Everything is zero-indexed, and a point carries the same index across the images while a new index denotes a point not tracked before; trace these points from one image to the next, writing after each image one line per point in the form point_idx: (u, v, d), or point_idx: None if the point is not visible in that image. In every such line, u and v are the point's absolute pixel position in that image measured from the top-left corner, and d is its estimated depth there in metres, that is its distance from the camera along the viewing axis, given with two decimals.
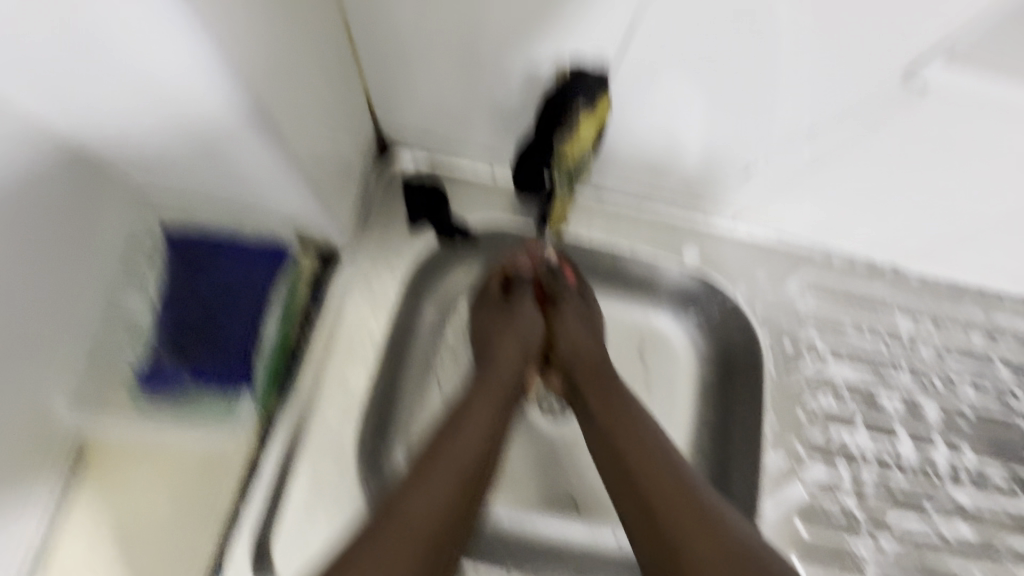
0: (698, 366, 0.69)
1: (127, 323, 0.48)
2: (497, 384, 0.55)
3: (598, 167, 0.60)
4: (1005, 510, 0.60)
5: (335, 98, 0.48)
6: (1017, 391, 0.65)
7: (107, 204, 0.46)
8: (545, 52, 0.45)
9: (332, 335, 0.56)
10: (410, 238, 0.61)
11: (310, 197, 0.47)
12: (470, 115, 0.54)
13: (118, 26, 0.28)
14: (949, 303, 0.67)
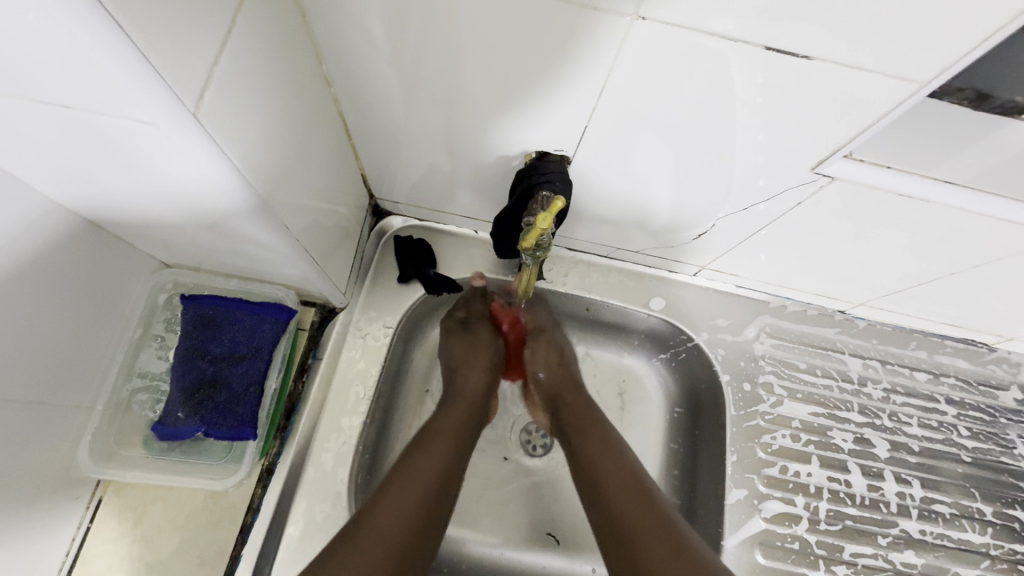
0: (668, 405, 0.74)
1: (146, 381, 0.52)
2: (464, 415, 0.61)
3: (570, 229, 0.66)
4: (951, 540, 0.65)
5: (334, 178, 0.55)
6: (959, 427, 0.71)
7: (133, 275, 0.50)
8: (519, 145, 0.51)
9: (329, 383, 0.62)
10: (400, 293, 0.68)
11: (311, 267, 0.52)
12: (454, 187, 0.61)
13: (160, 157, 0.31)
14: (895, 346, 0.73)
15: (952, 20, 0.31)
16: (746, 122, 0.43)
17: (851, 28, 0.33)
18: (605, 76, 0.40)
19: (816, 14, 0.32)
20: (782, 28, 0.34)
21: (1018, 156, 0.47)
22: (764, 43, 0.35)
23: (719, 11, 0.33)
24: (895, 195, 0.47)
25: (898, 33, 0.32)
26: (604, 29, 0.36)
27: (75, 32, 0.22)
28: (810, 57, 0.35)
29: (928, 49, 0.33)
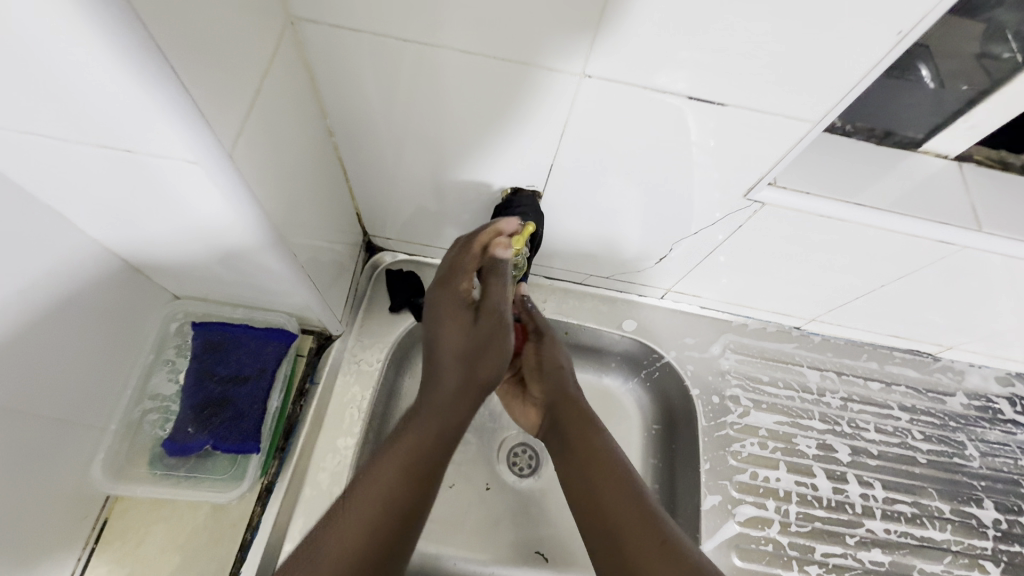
0: (646, 422, 0.79)
1: (156, 403, 0.55)
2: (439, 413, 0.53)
3: (547, 260, 0.73)
4: (914, 538, 0.69)
5: (333, 216, 0.61)
6: (913, 431, 0.76)
7: (150, 305, 0.55)
8: (497, 183, 0.58)
9: (325, 407, 0.66)
10: (392, 321, 0.73)
11: (313, 293, 0.57)
12: (440, 222, 0.68)
13: (191, 191, 0.37)
14: (848, 358, 0.80)
15: (826, 75, 0.40)
16: (688, 157, 0.50)
17: (748, 79, 0.41)
18: (563, 121, 0.48)
19: (721, 69, 0.41)
20: (698, 79, 0.42)
21: (917, 183, 0.56)
22: (685, 93, 0.43)
23: (645, 69, 0.42)
24: (820, 216, 0.55)
25: (786, 83, 0.41)
26: (558, 84, 0.44)
27: (139, 96, 0.29)
28: (724, 102, 0.44)
29: (814, 94, 0.41)
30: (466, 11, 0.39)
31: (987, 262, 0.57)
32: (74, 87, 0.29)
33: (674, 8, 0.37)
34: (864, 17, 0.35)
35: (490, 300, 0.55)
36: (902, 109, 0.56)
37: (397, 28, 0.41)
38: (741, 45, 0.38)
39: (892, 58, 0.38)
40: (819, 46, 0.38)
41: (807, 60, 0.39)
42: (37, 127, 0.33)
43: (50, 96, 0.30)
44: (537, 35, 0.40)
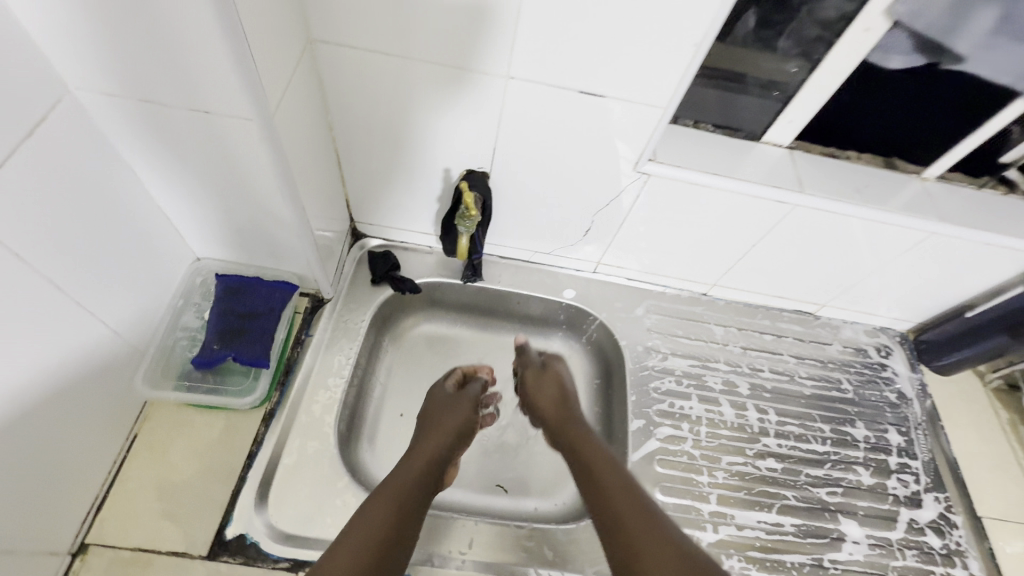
0: (589, 378, 0.96)
1: (186, 332, 0.72)
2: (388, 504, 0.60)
3: (500, 239, 0.91)
4: (800, 450, 0.85)
5: (329, 196, 0.78)
6: (799, 370, 0.95)
7: (181, 259, 0.72)
8: (456, 167, 0.77)
9: (316, 353, 0.80)
10: (372, 291, 0.89)
11: (311, 250, 0.73)
12: (413, 206, 0.86)
13: (237, 139, 0.54)
14: (746, 317, 0.99)
15: (665, 79, 0.60)
16: (591, 140, 0.69)
17: (617, 79, 0.60)
18: (498, 113, 0.67)
19: (596, 72, 0.60)
20: (584, 79, 0.61)
21: (761, 163, 0.78)
22: (576, 88, 0.62)
23: (547, 72, 0.60)
24: (691, 185, 0.74)
25: (642, 79, 0.60)
26: (493, 85, 0.63)
27: (214, 64, 0.46)
28: (604, 94, 0.62)
29: (661, 86, 0.60)
30: (427, 35, 0.58)
31: (814, 219, 0.78)
32: (174, 58, 0.46)
33: (558, 29, 0.56)
34: (676, 41, 0.56)
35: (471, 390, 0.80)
36: (742, 113, 0.77)
37: (381, 47, 0.60)
38: (608, 53, 0.58)
39: (701, 59, 0.57)
40: (655, 61, 0.58)
41: (650, 64, 0.58)
42: (141, 93, 0.50)
43: (159, 66, 0.47)
44: (474, 52, 0.59)
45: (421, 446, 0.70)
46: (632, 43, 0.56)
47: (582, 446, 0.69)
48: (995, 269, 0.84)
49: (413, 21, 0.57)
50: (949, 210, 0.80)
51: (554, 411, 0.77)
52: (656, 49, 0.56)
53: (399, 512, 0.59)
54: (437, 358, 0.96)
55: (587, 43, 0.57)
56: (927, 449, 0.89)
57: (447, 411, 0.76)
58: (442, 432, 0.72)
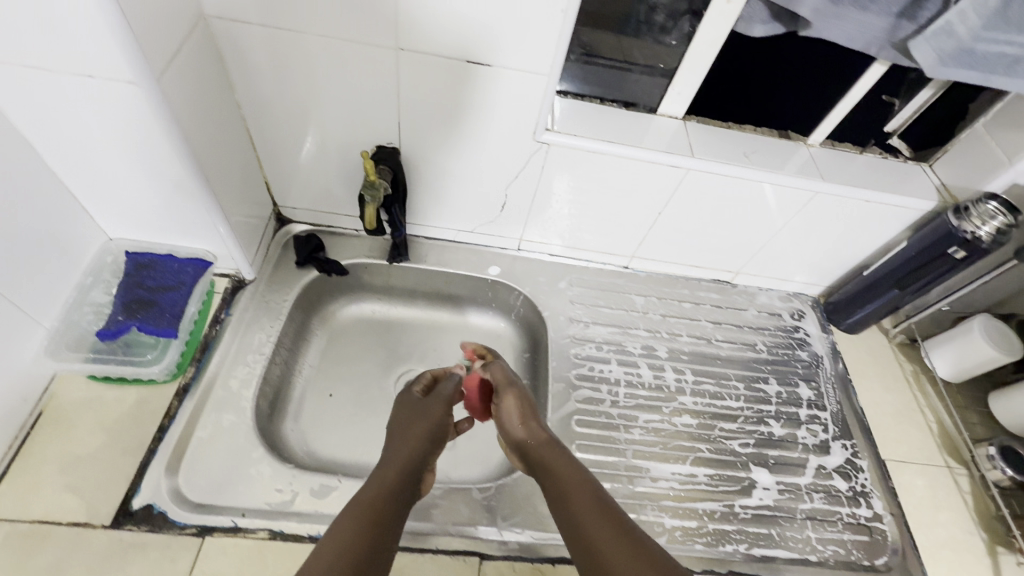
0: (519, 352, 1.00)
1: (94, 307, 0.72)
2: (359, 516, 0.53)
3: (422, 219, 0.94)
4: (715, 407, 0.89)
5: (245, 178, 0.80)
6: (716, 334, 0.99)
7: (90, 238, 0.72)
8: (367, 144, 0.80)
9: (236, 332, 0.81)
10: (297, 273, 0.91)
11: (224, 227, 0.75)
12: (333, 187, 0.88)
13: (129, 105, 0.57)
14: (666, 287, 1.03)
15: (542, 45, 0.64)
16: (488, 111, 0.73)
17: (499, 47, 0.65)
18: (397, 86, 0.70)
19: (479, 41, 0.64)
20: (469, 49, 0.65)
21: (656, 132, 0.83)
22: (463, 58, 0.66)
23: (434, 42, 0.65)
24: (589, 153, 0.79)
25: (521, 47, 0.65)
26: (387, 58, 0.67)
27: (93, 25, 0.49)
28: (490, 63, 0.67)
29: (541, 53, 0.65)
30: (317, 9, 0.62)
31: (708, 183, 0.83)
32: (54, 22, 0.49)
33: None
34: (544, 7, 0.61)
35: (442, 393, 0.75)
36: (636, 86, 0.83)
37: (275, 22, 0.64)
38: (486, 23, 0.62)
39: (571, 26, 0.62)
40: (528, 27, 0.63)
41: (526, 32, 0.63)
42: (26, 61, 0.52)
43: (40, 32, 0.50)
44: (363, 23, 0.63)
45: (390, 456, 0.64)
46: (506, 10, 0.61)
47: (556, 467, 0.65)
48: (882, 226, 0.90)
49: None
50: (833, 172, 0.86)
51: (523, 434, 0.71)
52: (527, 14, 0.61)
53: (375, 524, 0.53)
54: (368, 339, 0.98)
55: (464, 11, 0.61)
56: (835, 401, 0.94)
57: (414, 415, 0.71)
58: (413, 438, 0.67)
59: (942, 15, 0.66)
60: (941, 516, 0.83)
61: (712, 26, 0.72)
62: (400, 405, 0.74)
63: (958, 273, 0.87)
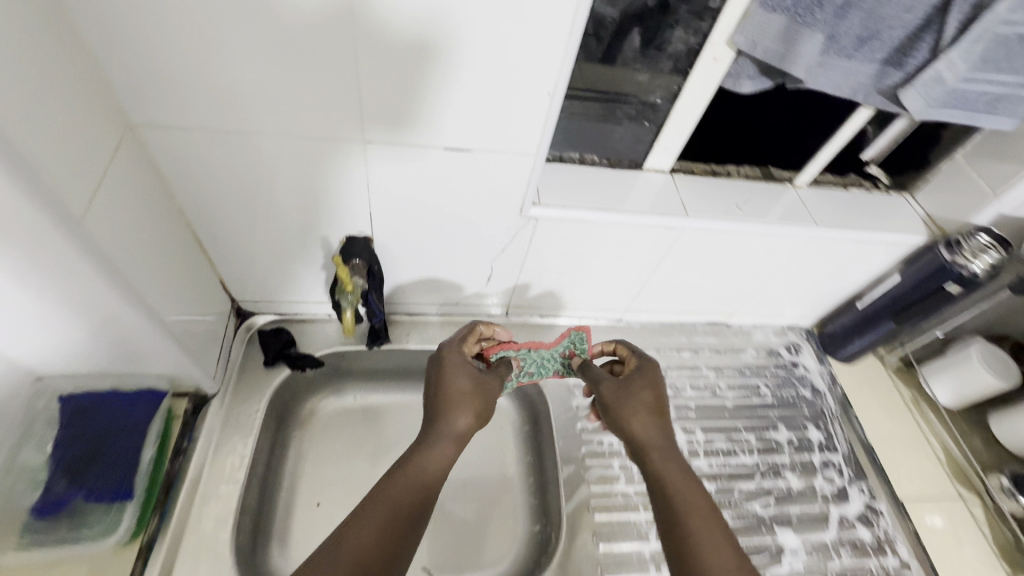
0: (518, 424, 0.93)
1: (25, 474, 0.61)
2: (386, 507, 0.55)
3: (401, 297, 0.87)
4: (730, 466, 0.86)
5: (198, 287, 0.70)
6: (719, 383, 0.96)
7: (14, 390, 0.59)
8: (333, 234, 0.71)
9: (204, 462, 0.71)
10: (266, 375, 0.81)
11: (175, 352, 0.65)
12: (298, 278, 0.79)
13: (43, 256, 0.46)
14: (662, 336, 0.99)
15: (528, 122, 0.58)
16: (469, 193, 0.67)
17: (479, 132, 0.58)
18: (365, 177, 0.63)
19: (455, 128, 0.58)
20: (445, 136, 0.59)
21: (648, 192, 0.78)
22: (439, 146, 0.60)
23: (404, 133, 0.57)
24: (579, 222, 0.73)
25: (502, 130, 0.59)
26: (350, 155, 0.60)
27: None
28: (469, 149, 0.60)
29: (524, 136, 0.60)
30: (271, 108, 0.54)
31: (703, 239, 0.79)
32: None
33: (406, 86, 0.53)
34: (528, 87, 0.54)
35: (492, 371, 0.71)
36: (620, 140, 0.78)
37: (219, 123, 0.55)
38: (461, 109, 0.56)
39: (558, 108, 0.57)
40: (511, 106, 0.56)
41: (506, 115, 0.57)
42: None
43: None
44: (326, 118, 0.55)
45: (445, 415, 0.63)
46: (488, 93, 0.55)
47: (665, 465, 0.60)
48: (875, 261, 0.89)
49: (251, 93, 0.52)
50: (824, 214, 0.84)
51: (640, 432, 0.63)
52: (510, 95, 0.55)
53: (405, 510, 0.55)
54: (353, 431, 0.88)
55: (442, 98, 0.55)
56: (845, 440, 0.93)
57: (472, 381, 0.67)
58: (471, 405, 0.64)
59: (931, 64, 0.63)
60: (964, 555, 0.83)
61: (703, 83, 0.69)
62: (450, 364, 0.67)
63: (958, 303, 0.86)
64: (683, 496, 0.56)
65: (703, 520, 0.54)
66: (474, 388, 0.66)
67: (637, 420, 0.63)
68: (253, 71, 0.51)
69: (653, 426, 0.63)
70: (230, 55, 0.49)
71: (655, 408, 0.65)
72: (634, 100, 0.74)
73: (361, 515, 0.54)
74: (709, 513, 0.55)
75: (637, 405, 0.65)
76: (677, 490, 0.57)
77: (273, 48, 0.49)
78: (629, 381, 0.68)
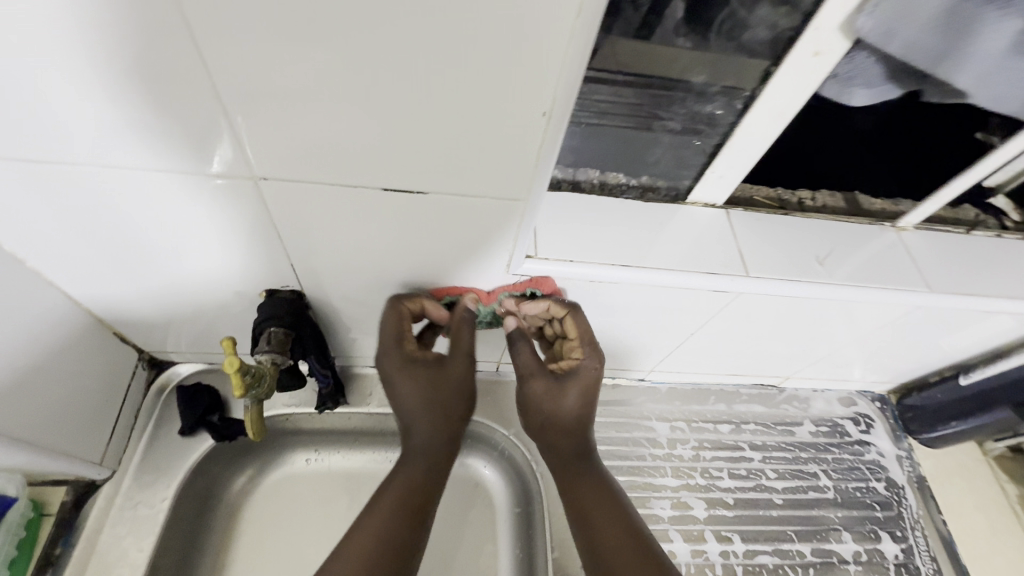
0: (507, 506, 0.73)
1: None
2: (371, 532, 0.49)
3: (361, 349, 0.68)
4: None
5: (78, 350, 0.54)
6: (766, 471, 0.75)
7: None
8: (249, 284, 0.53)
9: (83, 574, 0.56)
10: (182, 446, 0.64)
11: (26, 443, 0.49)
12: (221, 329, 0.61)
13: None
14: (696, 403, 0.78)
15: (488, 141, 0.38)
16: (431, 241, 0.48)
17: (433, 165, 0.40)
18: (272, 218, 0.45)
19: (395, 158, 0.39)
20: (386, 171, 0.41)
21: (694, 236, 0.56)
22: (379, 185, 0.42)
23: (317, 159, 0.40)
24: (592, 281, 0.52)
25: (471, 164, 0.40)
26: (248, 193, 0.42)
27: None
28: (423, 188, 0.42)
29: (504, 173, 0.41)
30: (104, 124, 0.37)
31: (764, 304, 0.58)
32: None
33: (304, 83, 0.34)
34: (484, 88, 0.34)
35: (460, 346, 0.55)
36: (657, 162, 0.55)
37: (34, 151, 0.38)
38: (398, 129, 0.37)
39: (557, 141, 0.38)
40: (462, 116, 0.36)
41: (473, 143, 0.38)
42: None
43: None
44: (187, 132, 0.37)
45: (409, 421, 0.55)
46: (427, 101, 0.35)
47: (573, 468, 0.57)
48: (995, 332, 0.66)
49: (64, 103, 0.35)
50: (938, 272, 0.60)
51: (561, 431, 0.56)
52: (461, 101, 0.35)
53: (392, 533, 0.50)
54: (302, 510, 0.70)
55: (364, 107, 0.36)
56: (929, 556, 0.71)
57: (436, 383, 0.55)
58: (436, 413, 0.55)
59: None
60: None
61: (782, 92, 0.46)
62: (396, 371, 0.54)
63: None
64: (600, 507, 0.53)
65: (606, 518, 0.53)
66: (433, 395, 0.55)
67: (567, 418, 0.55)
68: (57, 73, 0.33)
69: (567, 425, 0.56)
70: (10, 50, 0.32)
71: (586, 400, 0.55)
72: (686, 108, 0.50)
73: (350, 547, 0.48)
74: (615, 509, 0.53)
75: (566, 406, 0.55)
76: (586, 496, 0.55)
77: (64, 38, 0.31)
78: (559, 379, 0.55)
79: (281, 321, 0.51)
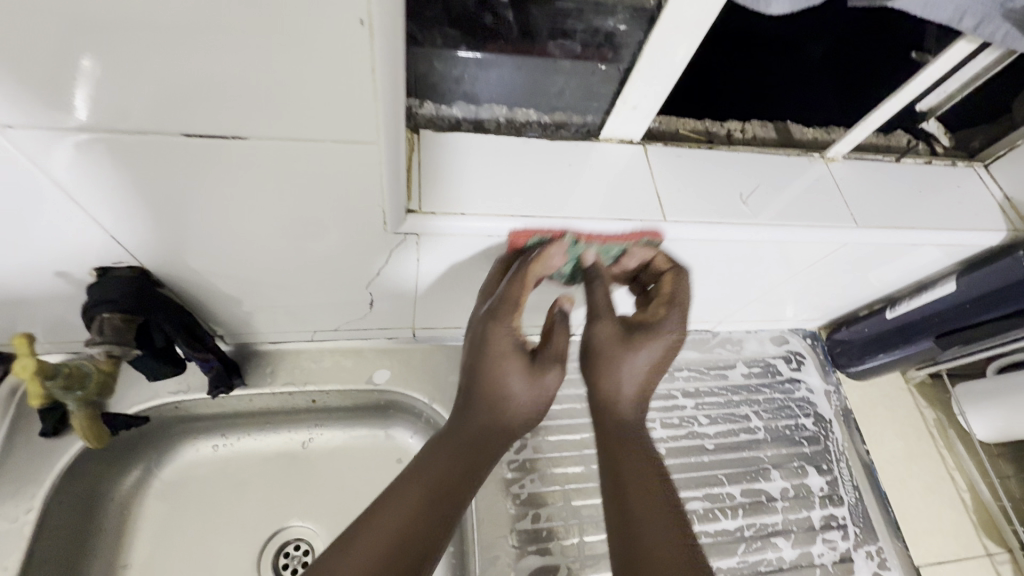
0: None
1: None
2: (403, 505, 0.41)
3: (252, 326, 0.60)
4: (708, 535, 0.66)
5: None
6: (699, 417, 0.74)
7: None
8: (71, 265, 0.44)
9: None
10: (47, 450, 0.56)
11: None
12: (65, 320, 0.52)
13: None
14: None
15: (312, 66, 0.30)
16: (285, 198, 0.40)
17: (249, 103, 0.32)
18: (58, 179, 0.35)
19: (196, 97, 0.31)
20: (191, 114, 0.32)
21: (609, 176, 0.50)
22: (184, 131, 0.33)
23: (88, 103, 0.31)
24: (492, 234, 0.46)
25: (297, 99, 0.32)
26: (11, 148, 0.33)
27: None
28: (245, 133, 0.34)
29: (344, 109, 0.33)
30: None
31: (686, 249, 0.53)
32: None
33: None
34: None
35: (554, 346, 0.47)
36: (559, 92, 0.49)
37: None
38: (185, 59, 0.29)
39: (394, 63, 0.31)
40: (262, 33, 0.28)
41: (291, 73, 0.30)
42: None
43: None
44: None
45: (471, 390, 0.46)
46: (208, 17, 0.27)
47: (630, 434, 0.46)
48: (920, 264, 0.64)
49: None
50: (864, 203, 0.57)
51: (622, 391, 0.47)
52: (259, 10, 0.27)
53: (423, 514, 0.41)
54: (207, 501, 0.64)
55: (126, 25, 0.27)
56: (852, 485, 0.73)
57: (527, 373, 0.45)
58: (513, 409, 0.46)
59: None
60: None
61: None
62: (489, 339, 0.45)
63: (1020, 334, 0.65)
64: (643, 510, 0.41)
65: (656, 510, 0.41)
66: (533, 400, 0.46)
67: (637, 371, 0.47)
68: None
69: (629, 392, 0.47)
70: None
71: (653, 366, 0.47)
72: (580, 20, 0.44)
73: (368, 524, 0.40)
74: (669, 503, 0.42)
75: (638, 364, 0.46)
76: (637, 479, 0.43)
77: None
78: (630, 332, 0.47)
79: (116, 307, 0.44)
